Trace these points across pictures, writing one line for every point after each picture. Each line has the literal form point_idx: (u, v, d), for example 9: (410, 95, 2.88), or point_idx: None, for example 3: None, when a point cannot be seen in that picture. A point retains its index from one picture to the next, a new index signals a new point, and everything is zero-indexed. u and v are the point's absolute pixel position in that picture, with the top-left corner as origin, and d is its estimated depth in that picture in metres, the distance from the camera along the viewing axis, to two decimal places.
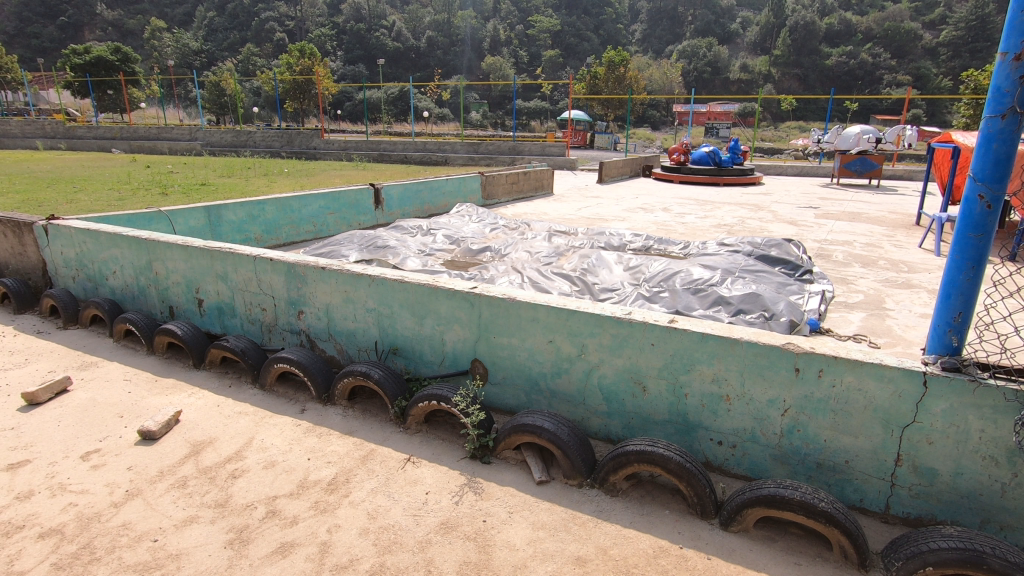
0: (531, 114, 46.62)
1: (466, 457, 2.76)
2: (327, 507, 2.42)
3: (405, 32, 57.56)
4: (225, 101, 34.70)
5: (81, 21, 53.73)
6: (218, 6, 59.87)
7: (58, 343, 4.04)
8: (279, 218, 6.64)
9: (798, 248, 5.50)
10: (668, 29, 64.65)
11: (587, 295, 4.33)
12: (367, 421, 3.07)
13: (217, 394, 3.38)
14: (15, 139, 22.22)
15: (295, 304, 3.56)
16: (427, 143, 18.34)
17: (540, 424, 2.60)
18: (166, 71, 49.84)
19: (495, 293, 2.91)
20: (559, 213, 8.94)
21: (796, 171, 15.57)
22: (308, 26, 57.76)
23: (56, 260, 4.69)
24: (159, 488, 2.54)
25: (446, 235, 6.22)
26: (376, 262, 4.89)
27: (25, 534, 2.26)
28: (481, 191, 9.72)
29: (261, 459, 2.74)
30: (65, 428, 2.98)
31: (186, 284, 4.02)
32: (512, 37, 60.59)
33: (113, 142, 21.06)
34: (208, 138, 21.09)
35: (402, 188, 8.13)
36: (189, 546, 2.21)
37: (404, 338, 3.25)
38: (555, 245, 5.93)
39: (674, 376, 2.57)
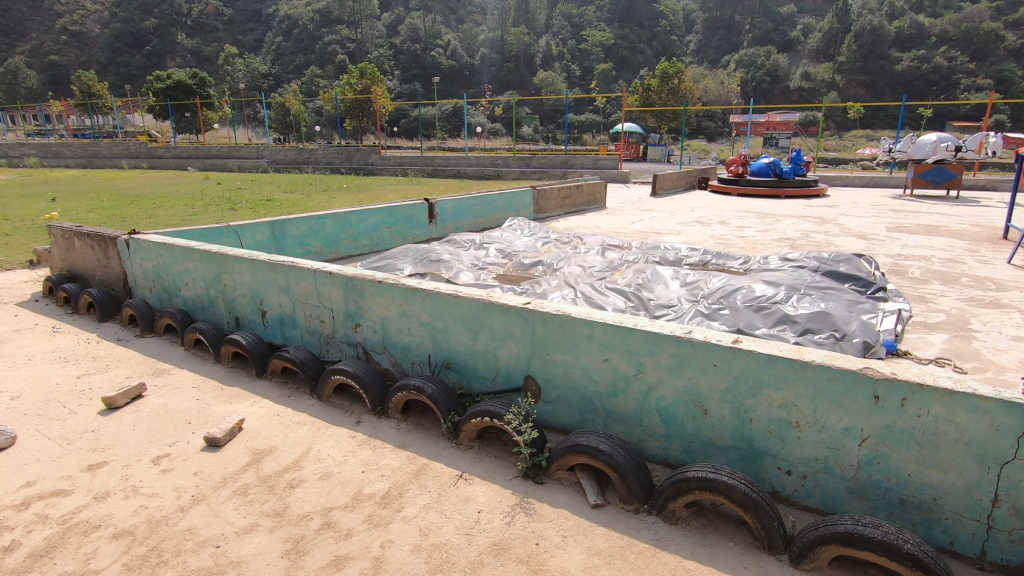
0: (582, 127, 46.70)
1: (518, 475, 2.71)
2: (380, 520, 2.42)
3: (459, 51, 59.27)
4: (289, 120, 36.65)
5: (164, 49, 58.40)
6: (284, 31, 63.28)
7: (135, 351, 4.28)
8: (337, 232, 6.85)
9: (870, 264, 5.17)
10: (725, 39, 63.32)
11: (641, 312, 4.21)
12: (420, 435, 3.07)
13: (277, 404, 3.48)
14: (104, 159, 24.19)
15: (352, 317, 3.64)
16: (480, 158, 18.61)
17: (595, 445, 2.51)
18: (238, 94, 53.12)
19: (549, 309, 2.87)
20: (612, 226, 8.83)
21: (864, 181, 14.79)
22: (368, 47, 60.04)
23: (136, 272, 5.00)
24: (221, 494, 2.62)
25: (498, 249, 6.25)
26: (430, 276, 4.95)
27: (100, 534, 2.37)
28: (533, 206, 9.76)
29: (317, 469, 2.79)
30: (140, 432, 3.14)
31: (251, 297, 4.19)
32: (564, 52, 61.04)
33: (188, 161, 22.64)
34: (273, 156, 22.13)
35: (456, 203, 8.26)
36: (248, 555, 2.25)
37: (457, 353, 3.24)
38: (608, 259, 5.83)
39: (739, 400, 2.44)
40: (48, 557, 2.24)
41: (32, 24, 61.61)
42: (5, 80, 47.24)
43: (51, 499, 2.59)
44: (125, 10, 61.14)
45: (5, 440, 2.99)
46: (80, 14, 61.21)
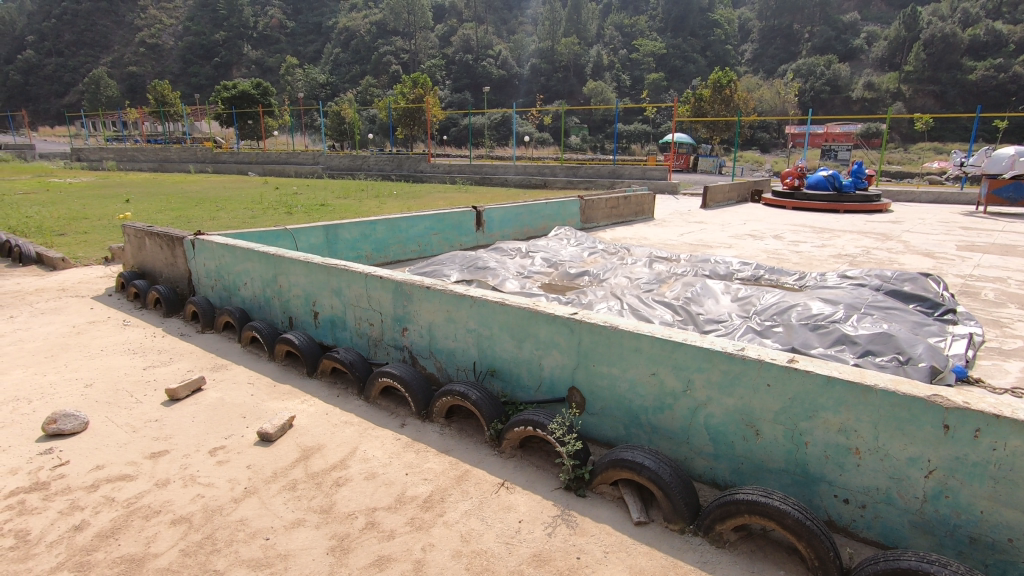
0: (631, 137, 46.43)
1: (559, 487, 2.69)
2: (422, 524, 2.45)
3: (509, 61, 60.15)
4: (344, 128, 37.98)
5: (231, 60, 61.82)
6: (342, 42, 65.63)
7: (197, 346, 4.51)
8: (387, 238, 7.01)
9: (938, 284, 4.89)
10: (782, 47, 61.54)
11: (690, 326, 4.11)
12: (463, 440, 3.10)
13: (326, 402, 3.58)
14: (174, 164, 25.71)
15: (400, 320, 3.71)
16: (527, 167, 18.70)
17: (639, 461, 2.47)
18: (297, 102, 55.35)
19: (596, 320, 2.85)
20: (660, 238, 8.67)
21: (931, 198, 14.00)
22: (421, 58, 61.55)
23: (199, 270, 5.26)
24: (272, 488, 2.70)
25: (544, 258, 6.25)
26: (476, 283, 4.99)
27: (160, 519, 2.49)
28: (579, 216, 9.73)
29: (363, 469, 2.85)
30: (198, 424, 3.29)
31: (305, 298, 4.34)
32: (614, 61, 60.87)
33: (249, 166, 23.82)
34: (328, 162, 22.86)
35: (503, 211, 8.32)
36: (296, 548, 2.32)
37: (503, 360, 3.25)
38: (656, 271, 5.73)
39: (794, 422, 2.35)
40: (112, 539, 2.37)
41: (114, 37, 66.29)
42: (90, 89, 50.96)
43: (116, 483, 2.74)
44: (197, 23, 64.89)
45: (78, 425, 3.19)
46: (157, 28, 65.46)
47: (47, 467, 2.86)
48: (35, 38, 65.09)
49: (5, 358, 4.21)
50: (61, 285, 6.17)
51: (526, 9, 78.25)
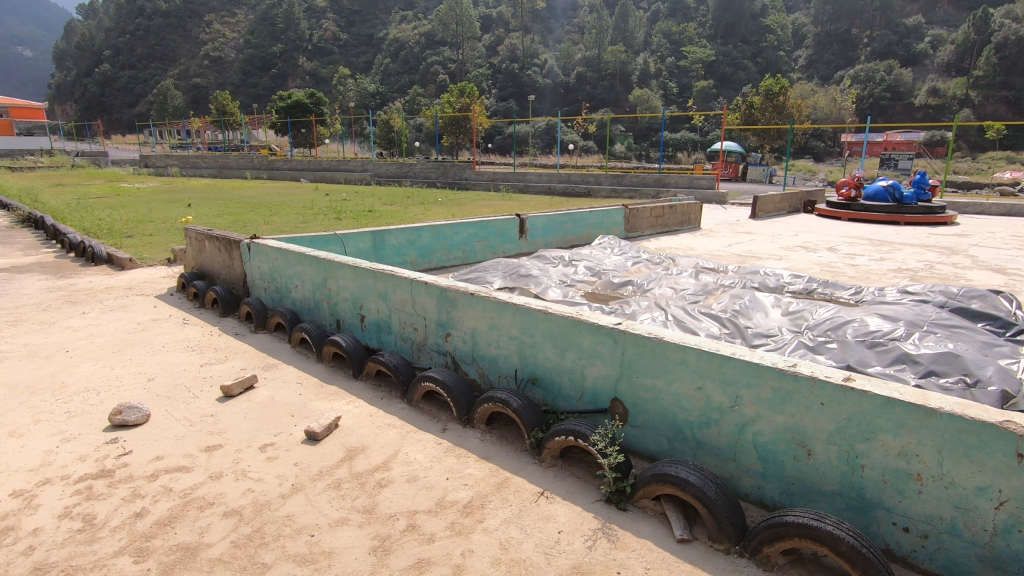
0: (677, 145, 45.90)
1: (600, 499, 2.65)
2: (462, 529, 2.47)
3: (555, 69, 60.48)
4: (391, 136, 38.95)
5: (288, 71, 64.53)
6: (392, 53, 67.25)
7: (249, 345, 4.70)
8: (432, 244, 7.13)
9: (1011, 302, 4.57)
10: (839, 53, 59.35)
11: (737, 340, 4.00)
12: (504, 448, 3.10)
13: (371, 404, 3.66)
14: (232, 170, 26.91)
15: (444, 326, 3.76)
16: (571, 175, 18.64)
17: (684, 477, 2.40)
18: (348, 111, 57.14)
19: (641, 331, 2.81)
20: (707, 249, 8.49)
21: (1002, 210, 13.18)
22: (468, 67, 62.51)
23: (254, 273, 5.49)
24: (318, 486, 2.78)
25: (587, 267, 6.21)
26: (519, 291, 5.00)
27: (214, 511, 2.60)
28: (624, 224, 9.64)
29: (405, 472, 2.89)
30: (251, 420, 3.43)
31: (352, 301, 4.45)
32: (662, 69, 60.43)
33: (301, 173, 24.78)
34: (376, 169, 23.43)
35: (547, 219, 8.35)
36: (340, 546, 2.38)
37: (545, 369, 3.25)
38: (702, 283, 5.60)
39: (850, 444, 2.25)
40: (169, 527, 2.49)
41: (181, 51, 70.35)
42: (158, 100, 54.24)
43: (174, 474, 2.88)
44: (257, 37, 68.05)
45: (141, 417, 3.37)
46: (220, 42, 69.11)
47: (112, 455, 3.04)
48: (111, 53, 69.88)
49: (78, 351, 4.50)
50: (128, 284, 6.54)
51: (572, 17, 78.37)
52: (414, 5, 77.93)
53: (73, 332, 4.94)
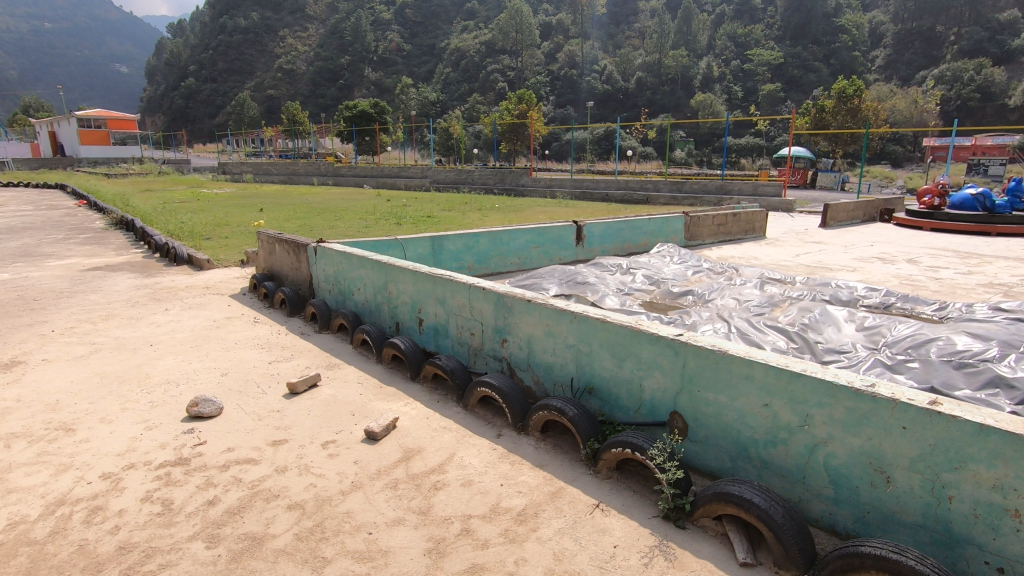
0: (741, 151, 44.61)
1: (658, 516, 2.58)
2: (516, 537, 2.46)
3: (615, 75, 59.85)
4: (451, 143, 39.80)
5: (354, 82, 67.26)
6: (453, 62, 68.58)
7: (314, 345, 4.88)
8: (490, 249, 7.18)
9: None
10: (922, 52, 55.65)
11: (807, 355, 3.79)
12: (558, 457, 3.06)
13: (428, 407, 3.72)
14: (301, 177, 28.25)
15: (500, 332, 3.78)
16: (630, 181, 18.33)
17: (748, 498, 2.29)
18: (410, 119, 58.68)
19: (704, 343, 2.71)
20: (773, 259, 8.12)
21: None
22: (527, 75, 63.02)
23: (319, 275, 5.72)
24: (376, 485, 2.85)
25: (645, 275, 6.09)
26: (576, 298, 4.95)
27: (278, 503, 2.71)
28: (684, 232, 9.40)
29: (460, 476, 2.92)
30: (314, 417, 3.56)
31: (411, 305, 4.55)
32: (725, 73, 59.00)
33: (364, 179, 25.71)
34: (435, 175, 23.91)
35: (604, 226, 8.26)
36: (396, 546, 2.42)
37: (602, 379, 3.20)
38: (768, 294, 5.37)
39: (935, 473, 2.08)
40: (239, 516, 2.62)
41: (257, 64, 74.74)
42: (236, 111, 57.77)
43: (243, 466, 3.02)
44: (326, 50, 71.31)
45: (214, 409, 3.57)
46: (293, 55, 72.96)
47: (188, 444, 3.23)
48: (196, 67, 75.19)
49: (161, 345, 4.83)
50: (206, 283, 6.97)
51: (632, 22, 77.55)
52: (474, 14, 79.39)
53: (157, 327, 5.31)
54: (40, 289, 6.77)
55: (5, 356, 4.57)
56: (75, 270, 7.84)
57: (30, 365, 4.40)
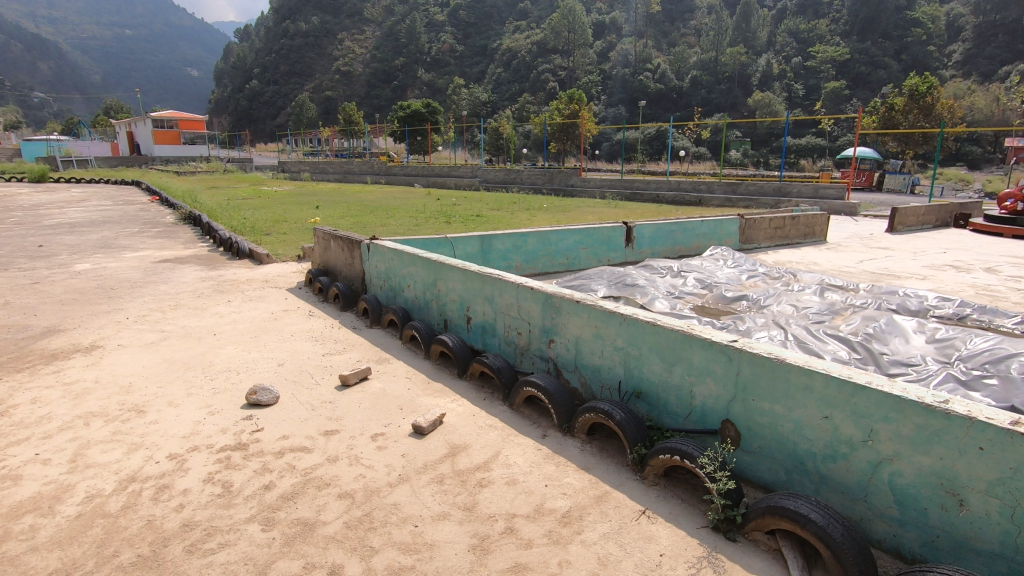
0: (801, 151, 42.88)
1: (707, 526, 2.51)
2: (560, 539, 2.45)
3: (668, 73, 58.44)
4: (501, 143, 40.05)
5: (407, 83, 68.78)
6: (505, 62, 68.74)
7: (365, 339, 5.02)
8: (538, 249, 7.17)
9: None
10: (1007, 45, 51.63)
11: (870, 367, 3.59)
12: (604, 460, 3.03)
13: (474, 404, 3.75)
14: (355, 175, 29.08)
15: (547, 332, 3.77)
16: (682, 182, 17.88)
17: (803, 512, 2.20)
18: (461, 119, 59.34)
19: (759, 350, 2.62)
20: (834, 264, 7.74)
21: None
22: (578, 74, 62.61)
23: (371, 271, 5.87)
24: (422, 479, 2.90)
25: (697, 279, 5.94)
26: (624, 300, 4.88)
27: (329, 491, 2.80)
28: (739, 235, 9.12)
29: (505, 475, 2.93)
30: (364, 410, 3.66)
31: (460, 303, 4.60)
32: (786, 70, 56.83)
33: (416, 178, 26.27)
34: (485, 175, 24.07)
35: (655, 227, 8.13)
36: (441, 540, 2.45)
37: (651, 383, 3.13)
38: (829, 301, 5.13)
39: (1016, 500, 1.93)
40: (293, 501, 2.72)
41: (316, 66, 77.48)
42: (296, 112, 60.12)
43: (296, 453, 3.14)
44: (382, 52, 73.11)
45: (271, 398, 3.72)
46: (350, 57, 75.28)
47: (247, 430, 3.38)
48: (260, 71, 78.68)
49: (223, 335, 5.08)
50: (265, 277, 7.28)
51: (688, 19, 75.61)
52: (527, 14, 79.45)
53: (220, 317, 5.58)
54: (117, 278, 7.26)
55: (85, 340, 4.91)
56: (148, 261, 8.36)
57: (107, 349, 4.71)
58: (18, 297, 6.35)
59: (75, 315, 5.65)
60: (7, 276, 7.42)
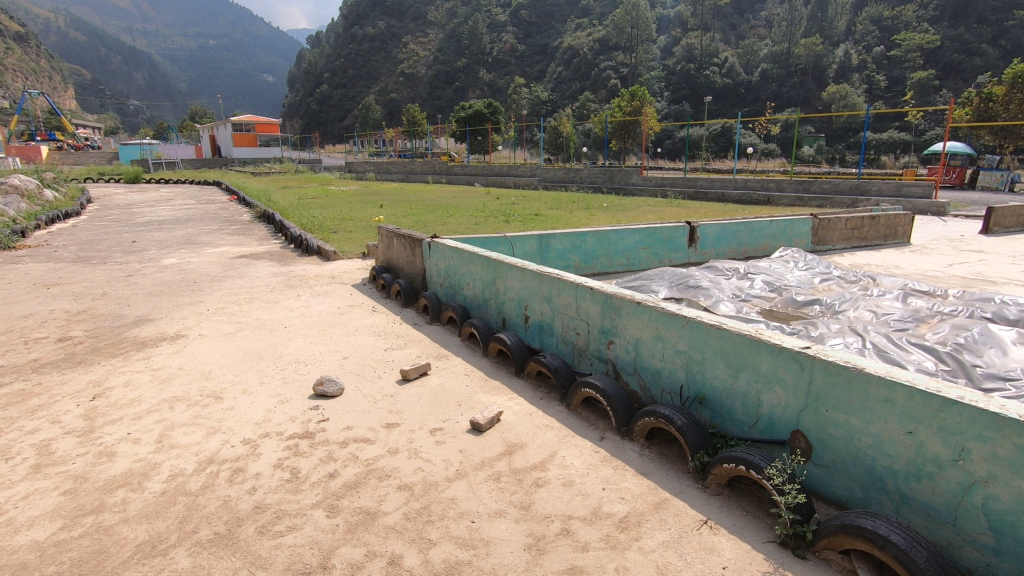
0: (881, 147, 40.32)
1: (773, 541, 2.39)
2: (617, 544, 2.41)
3: (736, 67, 56.27)
4: (560, 141, 39.93)
5: (468, 84, 69.89)
6: (565, 61, 68.32)
7: (425, 334, 5.14)
8: (596, 249, 7.08)
9: None
10: None
11: (961, 380, 3.31)
12: (664, 466, 2.95)
13: (531, 404, 3.75)
14: (417, 175, 29.82)
15: (606, 333, 3.71)
16: (749, 181, 17.14)
17: (881, 533, 2.05)
18: (521, 119, 59.60)
19: (835, 358, 2.47)
20: (919, 268, 7.18)
21: None
22: (641, 71, 61.52)
23: (432, 270, 5.99)
24: (479, 475, 2.92)
25: (765, 282, 5.68)
26: (687, 302, 4.74)
27: (390, 483, 2.87)
28: (811, 236, 8.65)
29: (561, 476, 2.91)
30: (423, 404, 3.74)
31: (518, 302, 4.61)
32: (867, 60, 53.30)
33: (475, 177, 26.62)
34: (543, 174, 23.99)
35: (719, 227, 7.86)
36: (496, 537, 2.47)
37: (714, 389, 3.02)
38: (912, 308, 4.78)
39: None
40: (354, 490, 2.81)
41: (382, 69, 79.96)
42: (362, 114, 62.33)
43: (359, 444, 3.25)
44: (444, 53, 74.26)
45: (337, 389, 3.87)
46: (414, 60, 77.29)
47: (313, 420, 3.53)
48: (330, 76, 82.13)
49: (292, 327, 5.33)
50: (332, 273, 7.59)
51: (758, 11, 72.39)
52: (589, 11, 78.52)
53: (289, 311, 5.87)
54: (199, 273, 7.77)
55: (170, 329, 5.29)
56: (227, 257, 8.90)
57: (189, 338, 5.05)
58: (115, 288, 6.92)
59: (163, 306, 6.10)
60: (106, 269, 8.11)
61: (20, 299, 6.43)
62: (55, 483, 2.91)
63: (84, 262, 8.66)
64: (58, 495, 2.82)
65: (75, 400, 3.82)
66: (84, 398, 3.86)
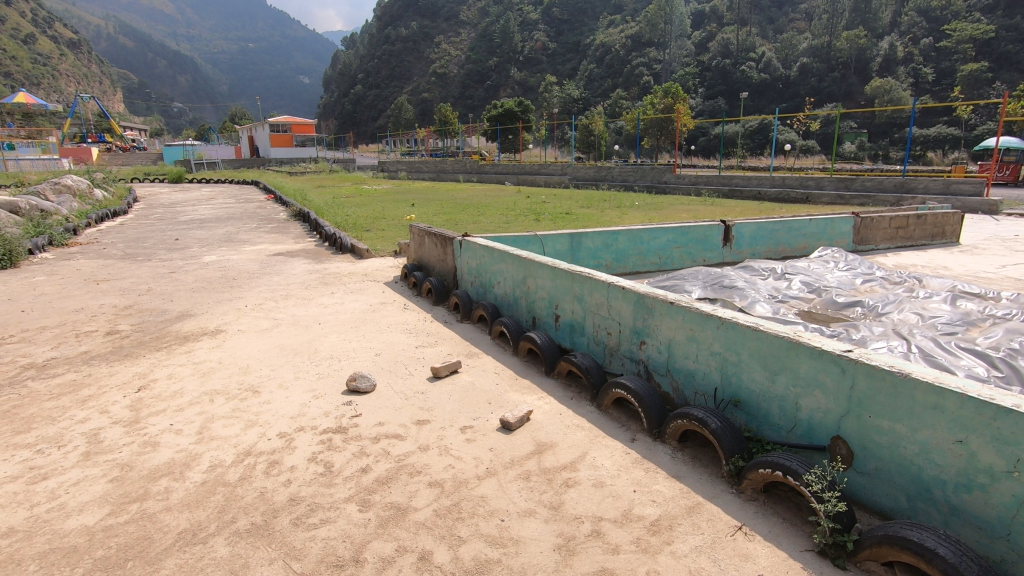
0: (928, 144, 38.82)
1: (811, 549, 2.32)
2: (649, 547, 2.37)
3: (774, 62, 54.93)
4: (592, 139, 39.65)
5: (500, 83, 70.05)
6: (597, 58, 67.60)
7: (456, 332, 5.16)
8: (628, 248, 7.00)
9: None
10: None
11: (1014, 387, 3.14)
12: (696, 470, 2.90)
13: (561, 403, 3.72)
14: (448, 174, 30.05)
15: (639, 333, 3.65)
16: (787, 178, 16.70)
17: (927, 544, 1.97)
18: (552, 117, 59.35)
19: (879, 362, 2.38)
20: (969, 269, 6.85)
21: None
22: (674, 67, 60.57)
23: (462, 268, 6.02)
24: (509, 474, 2.92)
25: (803, 282, 5.52)
26: (721, 302, 4.65)
27: (421, 479, 2.90)
28: (852, 235, 8.36)
29: (592, 476, 2.88)
30: (454, 401, 3.76)
31: (549, 300, 4.59)
32: (913, 52, 51.12)
33: (506, 176, 26.66)
34: (575, 172, 23.84)
35: (756, 226, 7.66)
36: (526, 537, 2.46)
37: (750, 391, 2.95)
38: (961, 311, 4.57)
39: None
40: (386, 486, 2.85)
41: (415, 70, 80.77)
42: (396, 114, 63.11)
43: (391, 440, 3.28)
44: (476, 53, 74.51)
45: (369, 385, 3.92)
46: (446, 59, 77.73)
47: (346, 415, 3.59)
48: (364, 77, 83.43)
49: (327, 324, 5.44)
50: (366, 270, 7.69)
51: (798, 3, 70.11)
52: (622, 8, 77.56)
53: (324, 307, 5.99)
54: (238, 270, 7.99)
55: (210, 324, 5.46)
56: (264, 255, 9.11)
57: (229, 333, 5.21)
58: (159, 284, 7.18)
59: (204, 301, 6.29)
60: (151, 265, 8.43)
61: (73, 294, 6.73)
62: (103, 471, 3.03)
63: (131, 259, 9.00)
64: (106, 482, 2.94)
65: (122, 391, 3.98)
66: (130, 390, 4.02)
